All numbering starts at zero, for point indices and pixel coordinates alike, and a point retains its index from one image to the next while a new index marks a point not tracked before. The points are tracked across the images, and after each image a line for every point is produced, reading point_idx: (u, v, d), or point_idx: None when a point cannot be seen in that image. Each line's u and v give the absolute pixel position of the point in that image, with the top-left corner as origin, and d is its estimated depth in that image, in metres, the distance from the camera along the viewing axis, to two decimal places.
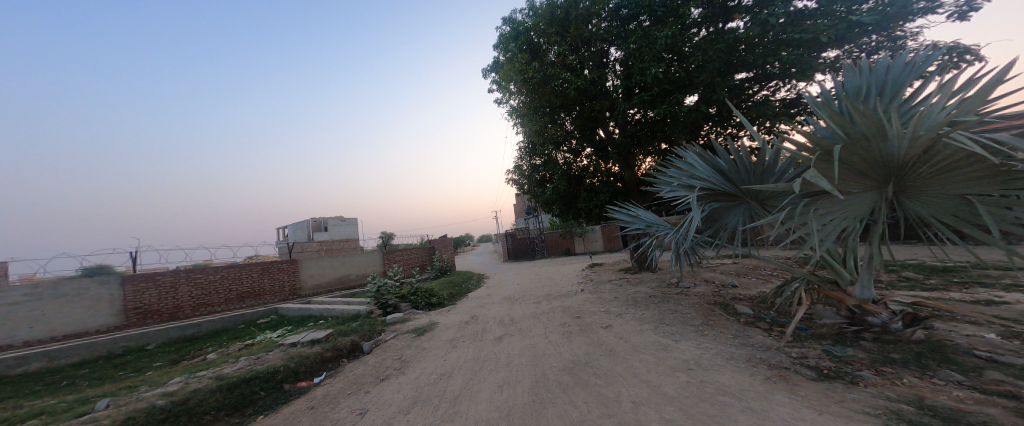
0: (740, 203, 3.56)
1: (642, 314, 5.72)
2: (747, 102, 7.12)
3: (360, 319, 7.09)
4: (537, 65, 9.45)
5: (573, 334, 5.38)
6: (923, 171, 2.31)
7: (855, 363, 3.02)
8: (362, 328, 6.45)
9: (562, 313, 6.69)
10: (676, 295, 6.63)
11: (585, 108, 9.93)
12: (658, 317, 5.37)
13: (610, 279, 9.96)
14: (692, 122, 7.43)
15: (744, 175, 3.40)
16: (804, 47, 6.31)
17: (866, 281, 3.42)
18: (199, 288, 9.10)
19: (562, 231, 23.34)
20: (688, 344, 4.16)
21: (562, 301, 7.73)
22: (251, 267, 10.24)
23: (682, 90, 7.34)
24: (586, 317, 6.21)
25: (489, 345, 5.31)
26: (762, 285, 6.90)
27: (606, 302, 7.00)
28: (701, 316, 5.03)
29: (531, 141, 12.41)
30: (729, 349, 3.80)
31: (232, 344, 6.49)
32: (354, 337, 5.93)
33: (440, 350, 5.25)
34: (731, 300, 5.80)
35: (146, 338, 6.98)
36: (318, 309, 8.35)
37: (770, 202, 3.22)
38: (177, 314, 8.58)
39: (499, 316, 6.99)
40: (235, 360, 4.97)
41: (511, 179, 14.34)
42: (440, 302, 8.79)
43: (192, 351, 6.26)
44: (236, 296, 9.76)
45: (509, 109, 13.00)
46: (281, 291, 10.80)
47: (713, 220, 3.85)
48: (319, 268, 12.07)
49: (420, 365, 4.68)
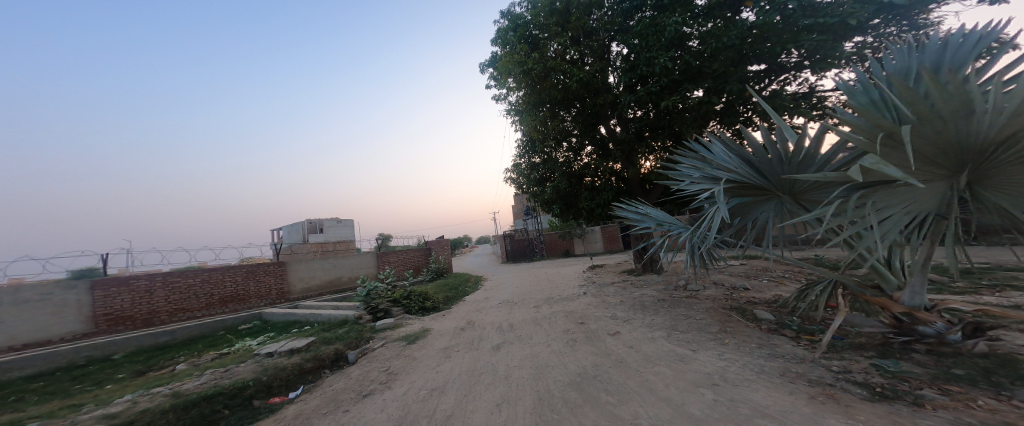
0: (770, 197, 3.12)
1: (651, 320, 5.26)
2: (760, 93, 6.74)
3: (348, 326, 6.60)
4: (537, 57, 9.04)
5: (577, 342, 4.92)
6: (1013, 156, 1.86)
7: (913, 381, 2.58)
8: (348, 336, 5.95)
9: (564, 318, 6.23)
10: (686, 299, 6.19)
11: (587, 103, 9.52)
12: (670, 324, 4.93)
13: (612, 282, 9.51)
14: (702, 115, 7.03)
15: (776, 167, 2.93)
16: (828, 33, 5.90)
17: (918, 286, 3.01)
18: (178, 292, 8.57)
19: (562, 232, 22.93)
20: (708, 355, 3.72)
21: (563, 305, 7.27)
22: (236, 271, 9.71)
23: (692, 81, 6.94)
24: (590, 322, 5.75)
25: (485, 355, 4.85)
26: (777, 288, 6.49)
27: (611, 306, 6.55)
28: (718, 322, 4.59)
29: (530, 138, 12.00)
30: (757, 361, 3.36)
31: (206, 353, 5.97)
32: (338, 346, 5.44)
33: (432, 360, 4.77)
34: (747, 304, 5.36)
35: (113, 347, 6.44)
36: (304, 314, 7.83)
37: (808, 196, 2.79)
38: (152, 321, 8.07)
39: (497, 321, 6.52)
40: (202, 373, 4.47)
41: (509, 178, 13.91)
42: (435, 307, 8.29)
43: (162, 362, 5.74)
44: (219, 301, 9.24)
45: (508, 106, 12.60)
46: (267, 295, 10.26)
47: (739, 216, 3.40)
48: (309, 270, 11.54)
49: (409, 378, 4.21)
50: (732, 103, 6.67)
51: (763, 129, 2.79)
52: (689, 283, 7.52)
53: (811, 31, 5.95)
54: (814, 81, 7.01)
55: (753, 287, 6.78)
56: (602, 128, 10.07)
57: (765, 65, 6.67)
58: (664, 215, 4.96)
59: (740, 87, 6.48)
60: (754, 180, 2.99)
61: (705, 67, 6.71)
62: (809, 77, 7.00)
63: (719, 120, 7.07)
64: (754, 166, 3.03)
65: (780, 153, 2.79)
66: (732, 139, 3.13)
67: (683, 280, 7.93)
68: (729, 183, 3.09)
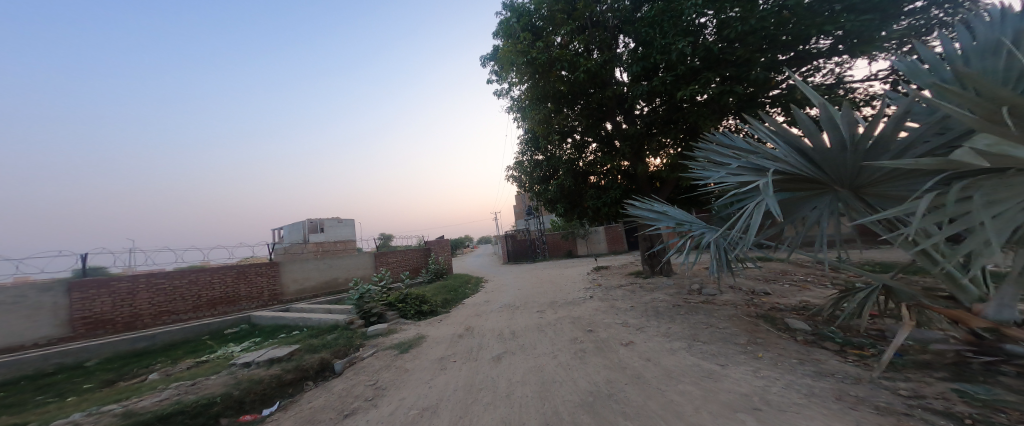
0: (823, 192, 2.64)
1: (669, 328, 4.78)
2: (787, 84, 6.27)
3: (337, 331, 6.13)
4: (541, 47, 8.57)
5: (587, 353, 4.44)
6: None
7: (1012, 411, 2.08)
8: (336, 343, 5.50)
9: (571, 325, 5.75)
10: (703, 304, 5.70)
11: (595, 95, 9.04)
12: (691, 333, 4.44)
13: (620, 285, 8.99)
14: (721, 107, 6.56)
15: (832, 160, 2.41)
16: (874, 12, 5.34)
17: (1008, 297, 2.49)
18: (164, 294, 8.16)
19: (565, 233, 22.41)
20: (741, 371, 3.22)
21: (569, 310, 6.79)
22: (226, 272, 9.30)
23: (711, 69, 6.45)
24: (600, 330, 5.27)
25: (485, 366, 4.37)
26: (802, 294, 5.99)
27: (621, 312, 6.06)
28: (746, 332, 4.09)
29: (533, 134, 11.53)
30: (803, 381, 2.86)
31: (183, 361, 5.53)
32: (324, 354, 4.99)
33: (426, 372, 4.30)
34: (773, 311, 4.88)
35: (86, 354, 5.97)
36: (294, 318, 7.38)
37: (876, 189, 2.31)
38: (135, 324, 7.65)
39: (497, 328, 6.04)
40: (168, 386, 4.01)
41: (510, 176, 13.44)
42: (432, 311, 7.84)
43: (136, 370, 5.31)
44: (207, 303, 8.81)
45: (511, 102, 12.15)
46: (259, 296, 9.83)
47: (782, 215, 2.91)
48: (303, 271, 11.09)
49: (399, 394, 3.73)
50: (754, 94, 6.17)
51: (816, 107, 2.32)
52: (704, 287, 7.03)
53: (850, 12, 5.44)
54: (842, 71, 6.53)
55: (776, 291, 6.26)
56: (609, 124, 9.59)
57: (792, 54, 6.24)
58: (683, 214, 4.48)
59: (767, 74, 5.97)
60: (805, 170, 2.51)
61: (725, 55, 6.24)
62: (840, 66, 6.50)
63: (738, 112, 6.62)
64: (804, 153, 2.55)
65: (842, 138, 2.29)
66: (779, 124, 2.59)
67: (697, 284, 7.43)
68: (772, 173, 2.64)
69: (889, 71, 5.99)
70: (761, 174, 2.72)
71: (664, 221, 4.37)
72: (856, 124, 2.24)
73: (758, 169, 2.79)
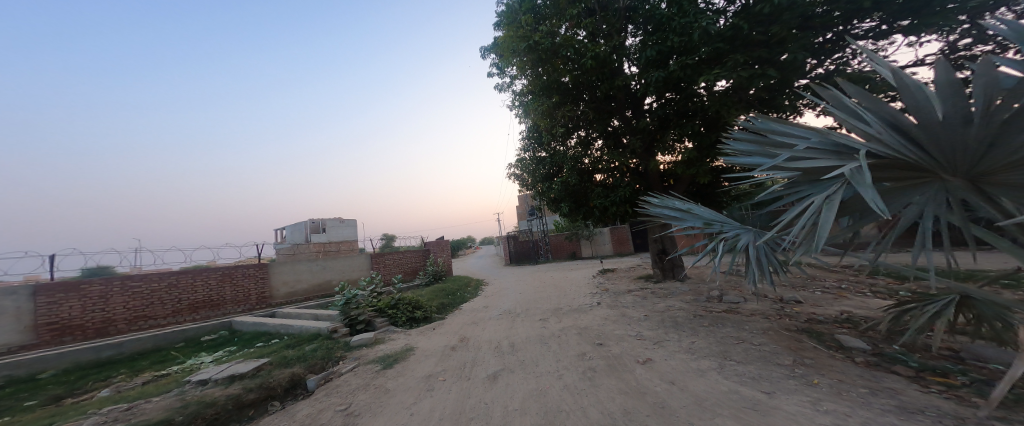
0: (922, 182, 1.99)
1: (692, 343, 4.10)
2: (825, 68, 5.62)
3: (317, 341, 5.53)
4: (546, 32, 7.95)
5: (597, 374, 3.77)
6: None
7: None
8: (314, 355, 4.89)
9: (577, 336, 5.10)
10: (728, 315, 5.03)
11: (602, 86, 8.38)
12: (720, 349, 3.77)
13: (629, 290, 8.31)
14: (748, 95, 5.86)
15: (945, 142, 1.75)
16: None
17: None
18: (141, 297, 7.62)
19: (569, 234, 21.81)
20: (796, 403, 2.54)
21: (574, 319, 6.14)
22: (210, 275, 8.76)
23: (737, 51, 5.77)
24: (611, 345, 4.60)
25: (478, 388, 3.74)
26: (840, 304, 5.29)
27: (633, 322, 5.39)
28: (789, 350, 3.42)
29: (537, 129, 10.93)
30: (883, 421, 2.18)
31: (143, 375, 4.96)
32: (297, 369, 4.39)
33: (408, 394, 3.68)
34: (813, 324, 4.21)
35: (40, 364, 5.40)
36: (275, 324, 6.77)
37: (1013, 177, 1.66)
38: (108, 330, 7.12)
39: (495, 339, 5.42)
40: (105, 409, 3.42)
41: (512, 174, 12.84)
42: (426, 317, 7.24)
43: (90, 386, 4.74)
44: (188, 307, 8.28)
45: (513, 96, 11.57)
46: (246, 300, 9.28)
47: (859, 213, 2.25)
48: (294, 273, 10.53)
49: (372, 423, 3.11)
50: (785, 79, 5.48)
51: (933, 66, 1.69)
52: (724, 294, 6.35)
53: None
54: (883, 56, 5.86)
55: (808, 300, 5.57)
56: (616, 118, 9.01)
57: (834, 34, 5.54)
58: (710, 213, 3.81)
59: (805, 56, 5.25)
60: (902, 153, 1.87)
61: (752, 36, 5.60)
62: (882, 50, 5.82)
63: (765, 101, 5.93)
64: (904, 131, 1.91)
65: (969, 107, 1.63)
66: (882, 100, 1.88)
67: (716, 290, 6.75)
68: (858, 157, 2.00)
69: (942, 54, 5.31)
70: (842, 159, 2.08)
71: (688, 219, 3.69)
72: (992, 89, 1.57)
73: (837, 152, 2.16)
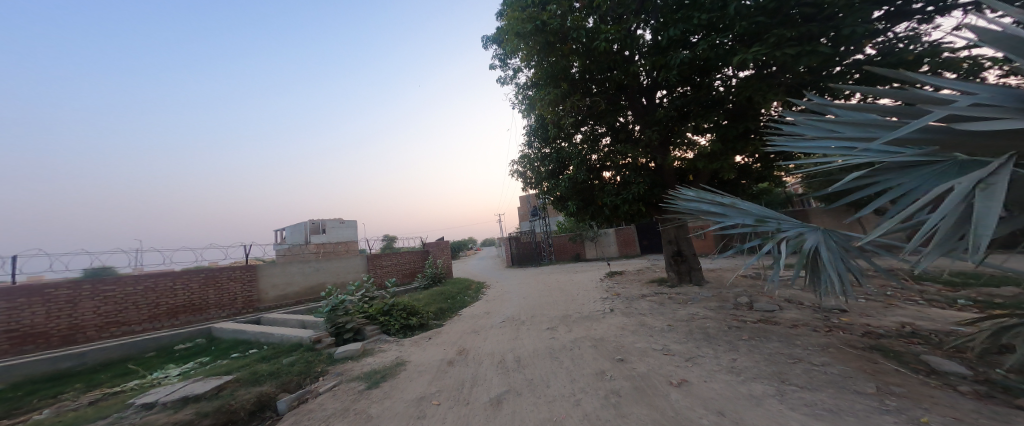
0: None
1: (735, 361, 3.45)
2: (880, 48, 4.94)
3: (298, 353, 4.87)
4: (556, 13, 7.32)
5: (624, 400, 3.10)
6: None
7: None
8: (290, 370, 4.24)
9: (595, 351, 4.43)
10: (767, 326, 4.38)
11: (616, 74, 7.75)
12: (773, 370, 3.12)
13: (643, 295, 7.66)
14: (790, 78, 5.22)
15: None
16: None
17: None
18: (113, 302, 6.97)
19: (573, 235, 21.12)
20: None
21: (587, 328, 5.48)
22: (191, 277, 8.12)
23: (780, 26, 5.13)
24: (635, 361, 3.96)
25: (481, 415, 3.08)
26: (894, 314, 4.65)
27: (656, 334, 4.74)
28: (866, 375, 2.76)
29: (543, 122, 10.30)
30: None
31: (94, 392, 4.30)
32: (268, 388, 3.74)
33: (396, 424, 3.01)
34: (878, 341, 3.56)
35: None
36: (254, 332, 6.11)
37: None
38: (74, 338, 6.47)
39: (499, 352, 4.75)
40: None
41: (515, 171, 12.18)
42: (421, 325, 6.58)
43: (31, 404, 4.08)
44: (166, 312, 7.62)
45: (517, 88, 10.96)
46: (231, 304, 8.64)
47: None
48: (285, 275, 9.89)
49: None
50: (834, 58, 4.82)
51: None
52: (754, 301, 5.70)
53: None
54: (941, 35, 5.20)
55: (854, 309, 4.94)
56: (629, 112, 8.49)
57: (891, 8, 4.85)
58: (759, 207, 3.12)
59: (862, 29, 4.57)
60: None
61: (795, 10, 4.98)
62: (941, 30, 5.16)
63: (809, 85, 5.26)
64: None
65: None
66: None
67: (744, 297, 6.09)
68: None
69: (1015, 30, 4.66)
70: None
71: (735, 217, 2.99)
72: None
73: None
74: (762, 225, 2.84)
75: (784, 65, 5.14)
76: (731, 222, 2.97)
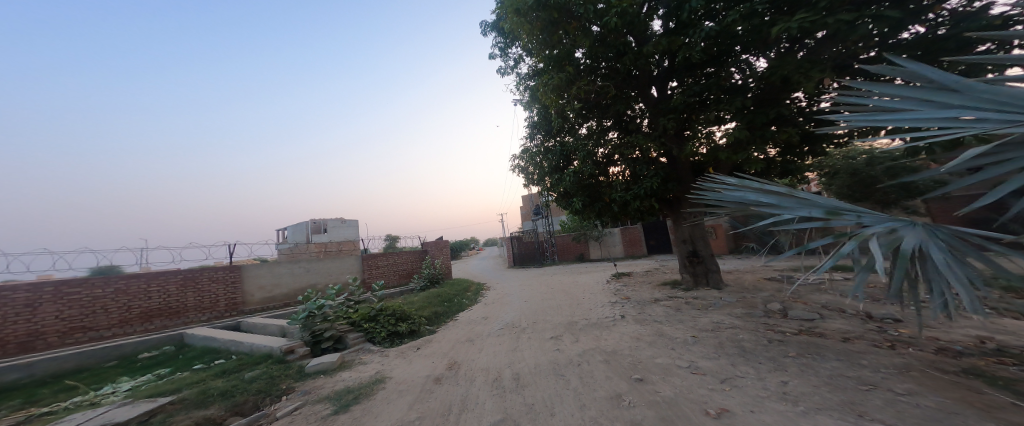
0: None
1: (788, 385, 2.76)
2: (945, 16, 4.23)
3: (265, 366, 4.24)
4: None
5: None
6: None
7: None
8: (248, 388, 3.61)
9: (609, 369, 3.73)
10: (814, 338, 3.69)
11: (626, 58, 7.10)
12: (843, 399, 2.44)
13: (656, 299, 6.99)
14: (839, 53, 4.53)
15: None
16: None
17: None
18: (78, 305, 6.38)
19: (576, 234, 20.40)
20: None
21: (598, 338, 4.80)
22: (167, 279, 7.52)
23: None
24: (657, 382, 3.29)
25: None
26: (961, 325, 3.96)
27: (680, 347, 4.04)
28: (979, 414, 2.06)
29: (547, 113, 9.62)
30: None
31: (20, 413, 3.66)
32: (215, 412, 3.11)
33: None
34: (963, 362, 2.87)
35: None
36: (224, 340, 5.46)
37: None
38: (32, 344, 5.87)
39: (497, 367, 4.08)
40: None
41: (517, 166, 11.49)
42: (412, 332, 5.92)
43: None
44: (138, 316, 7.01)
45: (519, 78, 10.31)
46: (212, 307, 8.03)
47: None
48: (271, 276, 9.28)
49: None
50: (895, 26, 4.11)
51: None
52: (789, 309, 5.03)
53: None
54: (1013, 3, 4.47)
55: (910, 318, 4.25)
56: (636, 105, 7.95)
57: None
58: (825, 198, 2.38)
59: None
60: None
61: None
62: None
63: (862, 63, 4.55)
64: None
65: None
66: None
67: (775, 304, 5.39)
68: None
69: None
70: None
71: (799, 207, 2.25)
72: None
73: None
74: (837, 217, 2.12)
75: (832, 36, 4.47)
76: (794, 214, 2.23)
